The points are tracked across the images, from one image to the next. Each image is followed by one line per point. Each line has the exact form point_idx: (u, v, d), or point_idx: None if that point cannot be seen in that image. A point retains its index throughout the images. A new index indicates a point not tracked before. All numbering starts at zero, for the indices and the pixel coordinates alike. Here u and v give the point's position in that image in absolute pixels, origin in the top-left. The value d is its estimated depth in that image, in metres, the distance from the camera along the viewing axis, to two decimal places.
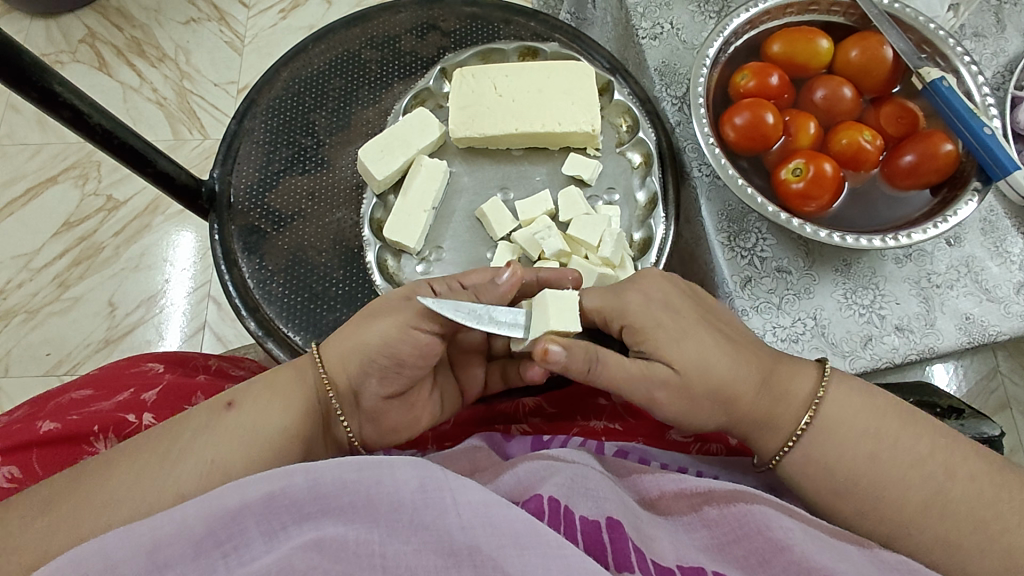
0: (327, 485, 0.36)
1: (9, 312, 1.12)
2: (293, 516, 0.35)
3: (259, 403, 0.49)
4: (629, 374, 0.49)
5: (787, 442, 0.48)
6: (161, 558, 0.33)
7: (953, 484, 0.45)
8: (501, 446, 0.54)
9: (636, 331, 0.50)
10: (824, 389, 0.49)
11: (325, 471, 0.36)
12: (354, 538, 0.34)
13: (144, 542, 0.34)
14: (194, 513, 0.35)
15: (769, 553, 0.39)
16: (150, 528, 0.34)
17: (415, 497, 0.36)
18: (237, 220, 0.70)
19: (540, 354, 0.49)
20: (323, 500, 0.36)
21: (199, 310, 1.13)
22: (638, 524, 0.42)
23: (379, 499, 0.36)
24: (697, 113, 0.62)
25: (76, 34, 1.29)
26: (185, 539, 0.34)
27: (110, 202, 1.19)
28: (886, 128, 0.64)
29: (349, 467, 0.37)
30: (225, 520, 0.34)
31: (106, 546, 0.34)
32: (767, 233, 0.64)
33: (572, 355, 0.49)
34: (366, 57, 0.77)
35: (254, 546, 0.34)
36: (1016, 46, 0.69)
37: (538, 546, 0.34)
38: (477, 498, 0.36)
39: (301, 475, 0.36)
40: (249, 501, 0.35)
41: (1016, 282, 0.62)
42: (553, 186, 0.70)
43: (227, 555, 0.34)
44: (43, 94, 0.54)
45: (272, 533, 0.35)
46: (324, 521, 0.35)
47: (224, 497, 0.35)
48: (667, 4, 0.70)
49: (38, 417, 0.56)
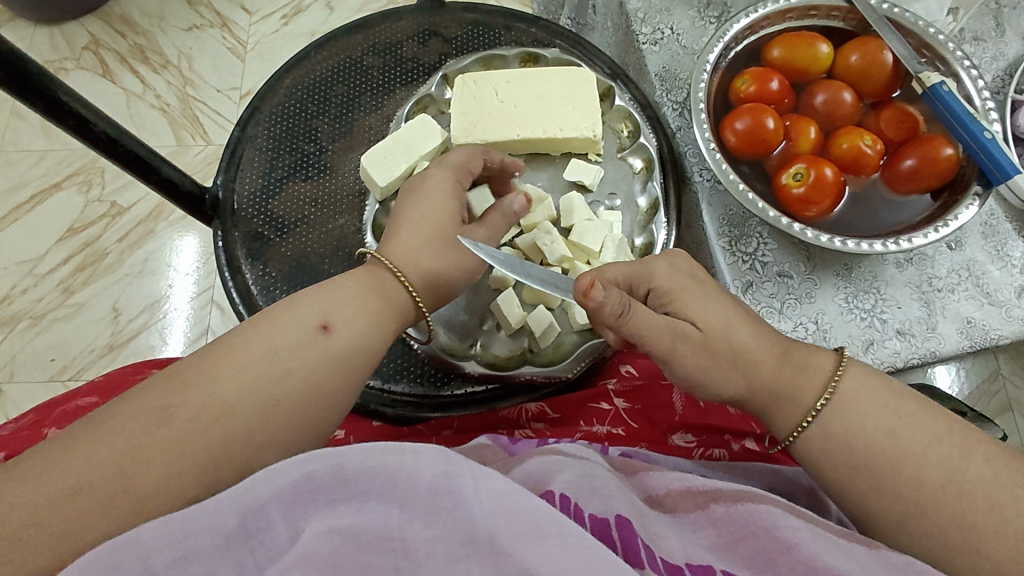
0: (349, 472, 0.35)
1: (13, 318, 1.13)
2: (321, 502, 0.35)
3: (352, 317, 0.49)
4: (654, 327, 0.50)
5: (797, 428, 0.48)
6: (190, 549, 0.33)
7: (969, 465, 0.43)
8: (506, 445, 0.53)
9: (664, 293, 0.52)
10: (840, 378, 0.48)
11: (348, 458, 0.35)
12: (373, 526, 0.34)
13: (176, 532, 0.33)
14: (228, 503, 0.34)
15: (776, 552, 0.39)
16: (184, 518, 0.34)
17: (437, 483, 0.35)
18: (241, 226, 0.70)
19: (583, 285, 0.48)
20: (344, 488, 0.35)
21: (202, 316, 1.13)
22: (647, 523, 0.42)
23: (400, 486, 0.35)
24: (697, 118, 0.62)
25: (80, 41, 1.30)
26: (215, 530, 0.33)
27: (113, 208, 1.20)
28: (887, 132, 0.64)
29: (372, 453, 0.36)
30: (255, 511, 0.34)
31: (141, 535, 0.33)
32: (769, 237, 0.64)
33: (610, 299, 0.48)
34: (368, 64, 0.77)
35: (279, 542, 0.34)
36: (1016, 50, 0.69)
37: (556, 537, 0.33)
38: (497, 487, 0.35)
39: (326, 461, 0.35)
40: (279, 488, 0.34)
41: (1017, 286, 0.62)
42: (554, 192, 0.71)
43: (256, 549, 0.34)
44: (48, 102, 0.55)
45: (296, 526, 0.34)
46: (346, 508, 0.35)
47: (256, 485, 0.35)
48: (667, 9, 0.70)
49: (44, 423, 0.58)
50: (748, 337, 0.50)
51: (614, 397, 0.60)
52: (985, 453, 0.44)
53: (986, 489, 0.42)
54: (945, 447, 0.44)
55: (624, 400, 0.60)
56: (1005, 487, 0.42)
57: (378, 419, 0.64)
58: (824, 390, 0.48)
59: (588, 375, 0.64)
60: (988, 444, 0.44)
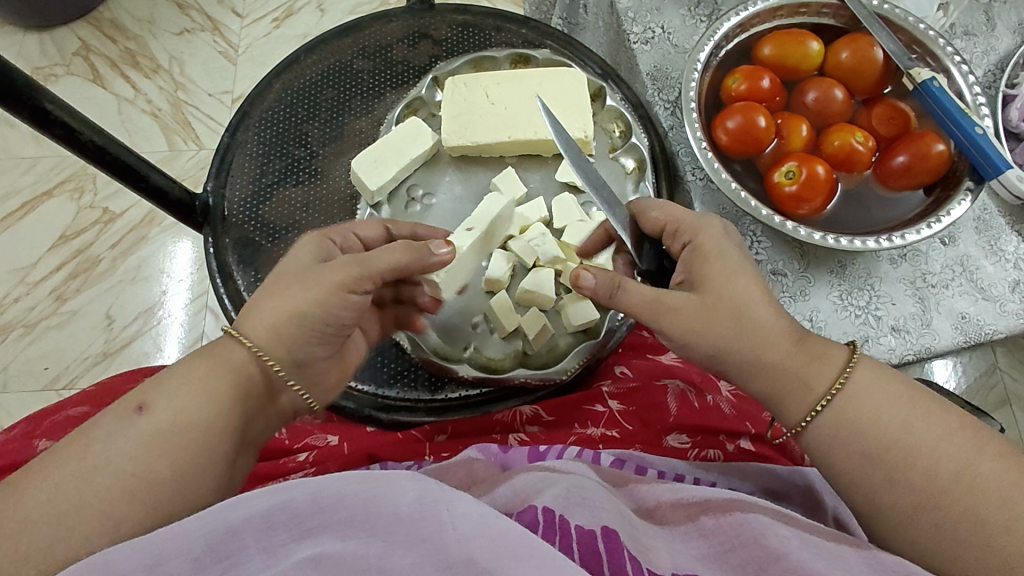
0: (327, 498, 0.35)
1: (6, 327, 1.12)
2: (293, 533, 0.35)
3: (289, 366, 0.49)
4: (646, 300, 0.51)
5: (808, 415, 0.47)
6: (161, 572, 0.33)
7: (972, 464, 0.43)
8: (498, 455, 0.54)
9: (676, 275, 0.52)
10: (851, 369, 0.47)
11: (326, 485, 0.36)
12: (353, 553, 0.34)
13: (147, 556, 0.34)
14: (198, 527, 0.34)
15: (764, 561, 0.39)
16: (155, 540, 0.34)
17: (414, 510, 0.35)
18: (232, 233, 0.70)
19: (573, 276, 0.54)
20: (322, 514, 0.35)
21: (197, 321, 1.13)
22: (635, 533, 0.42)
23: (377, 513, 0.35)
24: (689, 118, 0.62)
25: (69, 46, 1.29)
26: (185, 554, 0.33)
27: (106, 215, 1.19)
28: (878, 128, 0.64)
29: (350, 479, 0.36)
30: (224, 536, 0.34)
31: (110, 559, 0.34)
32: (762, 236, 0.64)
33: (598, 282, 0.53)
34: (358, 67, 0.77)
35: (253, 563, 0.34)
36: (1007, 44, 0.69)
37: (532, 557, 0.33)
38: (473, 510, 0.35)
39: (301, 489, 0.36)
40: (251, 514, 0.34)
41: (1011, 280, 0.62)
42: (547, 193, 0.71)
43: (228, 572, 0.34)
44: (35, 112, 0.54)
45: (271, 550, 0.34)
46: (324, 537, 0.35)
47: (227, 511, 0.34)
48: (658, 8, 0.69)
49: (35, 435, 0.58)
50: (748, 335, 0.49)
51: (608, 399, 0.60)
52: (990, 449, 0.43)
53: (986, 489, 0.42)
54: (947, 443, 0.44)
55: (618, 401, 0.60)
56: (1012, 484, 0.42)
57: (373, 424, 0.64)
58: (837, 377, 0.47)
59: (581, 378, 0.64)
60: (993, 439, 0.44)
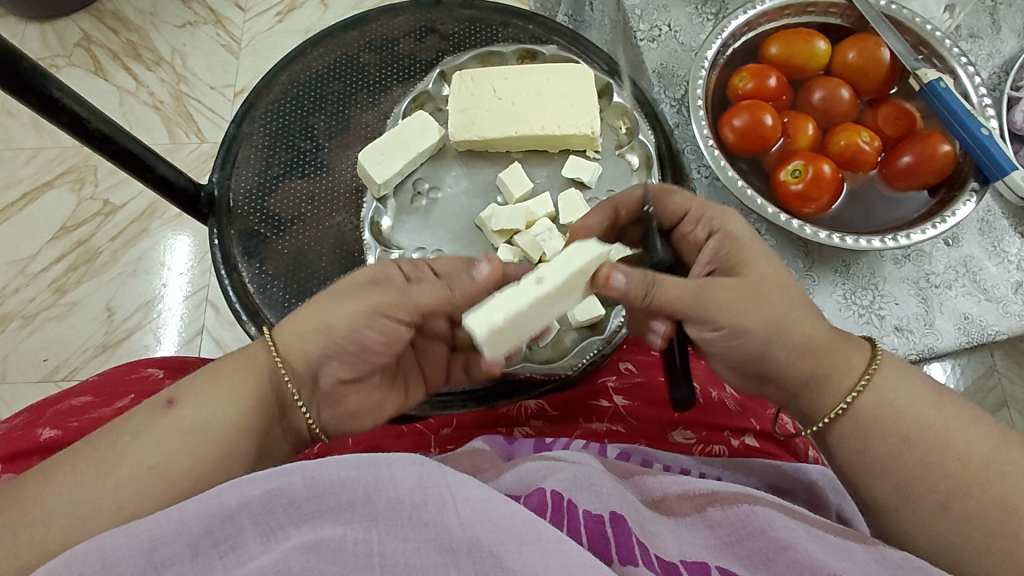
0: (323, 483, 0.35)
1: (5, 318, 1.12)
2: (292, 516, 0.35)
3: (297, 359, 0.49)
4: (681, 298, 0.47)
5: (838, 407, 0.48)
6: (159, 558, 0.33)
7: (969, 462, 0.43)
8: (503, 447, 0.54)
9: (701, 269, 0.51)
10: (874, 371, 0.48)
11: (323, 469, 0.36)
12: (353, 538, 0.34)
13: (141, 541, 0.34)
14: (192, 512, 0.34)
15: (771, 552, 0.39)
16: (150, 525, 0.34)
17: (414, 495, 0.35)
18: (237, 224, 0.70)
19: (601, 279, 0.48)
20: (319, 500, 0.35)
21: (197, 315, 1.12)
22: (641, 520, 0.42)
23: (377, 498, 0.35)
24: (696, 115, 0.62)
25: (71, 37, 1.29)
26: (183, 538, 0.34)
27: (106, 207, 1.18)
28: (885, 128, 0.64)
29: (348, 464, 0.36)
30: (224, 519, 0.34)
31: (105, 545, 0.34)
32: (766, 234, 0.64)
33: (631, 280, 0.47)
34: (365, 60, 0.77)
35: (251, 548, 0.34)
36: (1013, 46, 0.69)
37: (538, 542, 0.34)
38: (475, 494, 0.35)
39: (299, 474, 0.35)
40: (249, 499, 0.35)
41: (1014, 282, 0.62)
42: (553, 189, 0.71)
43: (225, 555, 0.34)
44: (42, 99, 0.53)
45: (270, 534, 0.34)
46: (323, 522, 0.35)
47: (225, 494, 0.35)
48: (665, 6, 0.70)
49: (38, 424, 0.58)
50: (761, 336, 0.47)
51: (612, 394, 0.61)
52: (986, 444, 0.44)
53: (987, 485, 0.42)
54: (943, 435, 0.45)
55: (622, 397, 0.61)
56: (1008, 479, 0.43)
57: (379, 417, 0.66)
58: (862, 376, 0.48)
59: (586, 375, 0.64)
60: (991, 434, 0.45)
